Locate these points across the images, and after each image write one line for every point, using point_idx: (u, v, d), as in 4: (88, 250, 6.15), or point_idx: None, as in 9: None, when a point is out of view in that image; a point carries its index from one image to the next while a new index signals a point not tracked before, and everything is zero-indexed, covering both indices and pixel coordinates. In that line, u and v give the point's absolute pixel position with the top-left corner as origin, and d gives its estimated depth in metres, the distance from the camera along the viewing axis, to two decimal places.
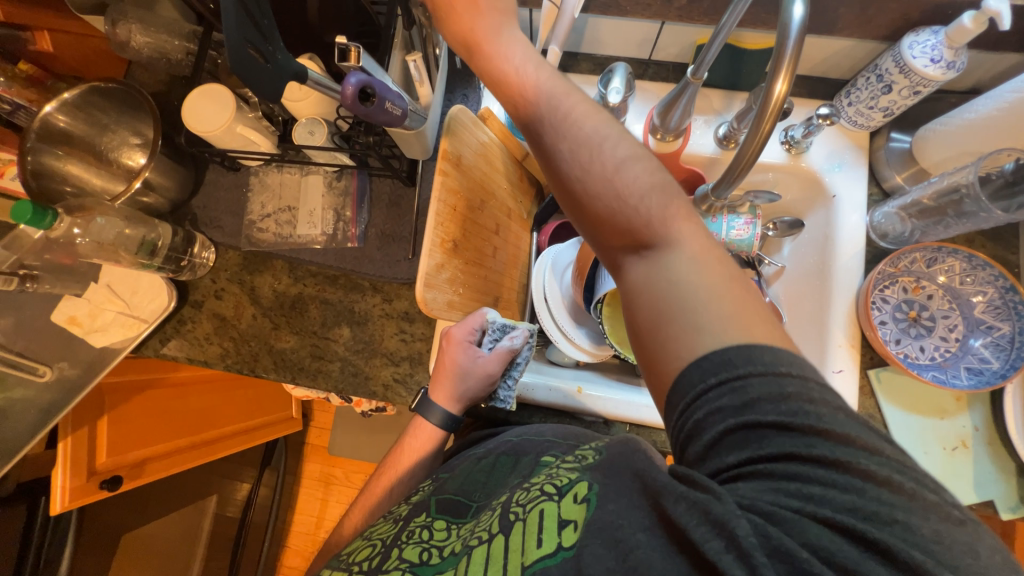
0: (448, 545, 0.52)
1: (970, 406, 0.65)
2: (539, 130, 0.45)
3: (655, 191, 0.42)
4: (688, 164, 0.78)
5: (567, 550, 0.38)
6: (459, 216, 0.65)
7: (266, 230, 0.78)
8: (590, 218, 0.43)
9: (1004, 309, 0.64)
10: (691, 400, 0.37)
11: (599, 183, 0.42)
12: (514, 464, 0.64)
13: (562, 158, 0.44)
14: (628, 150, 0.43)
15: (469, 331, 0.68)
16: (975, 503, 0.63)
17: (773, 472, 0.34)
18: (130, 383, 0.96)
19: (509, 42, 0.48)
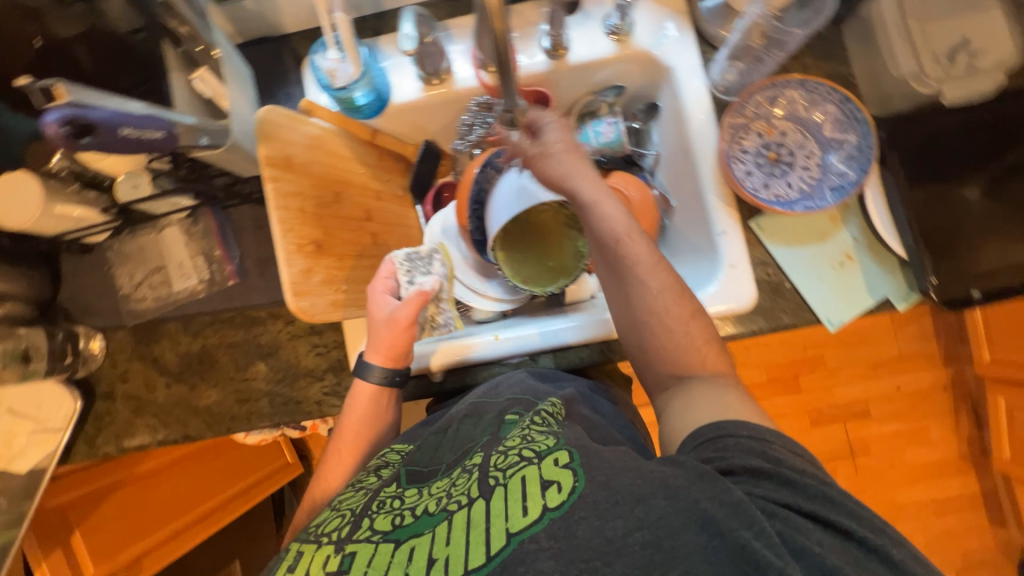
0: (421, 504, 0.54)
1: (845, 221, 0.69)
2: (626, 267, 0.59)
3: (700, 348, 0.58)
4: (530, 87, 0.76)
5: (555, 510, 0.46)
6: (312, 217, 0.63)
7: (144, 298, 0.75)
8: (639, 330, 0.60)
9: (846, 121, 0.67)
10: (724, 438, 0.51)
11: (672, 320, 0.58)
12: (477, 422, 0.66)
13: (630, 288, 0.59)
14: (685, 310, 0.58)
15: (385, 277, 0.69)
16: (873, 305, 0.67)
17: (775, 485, 0.48)
18: (91, 492, 0.95)
19: (610, 204, 0.60)
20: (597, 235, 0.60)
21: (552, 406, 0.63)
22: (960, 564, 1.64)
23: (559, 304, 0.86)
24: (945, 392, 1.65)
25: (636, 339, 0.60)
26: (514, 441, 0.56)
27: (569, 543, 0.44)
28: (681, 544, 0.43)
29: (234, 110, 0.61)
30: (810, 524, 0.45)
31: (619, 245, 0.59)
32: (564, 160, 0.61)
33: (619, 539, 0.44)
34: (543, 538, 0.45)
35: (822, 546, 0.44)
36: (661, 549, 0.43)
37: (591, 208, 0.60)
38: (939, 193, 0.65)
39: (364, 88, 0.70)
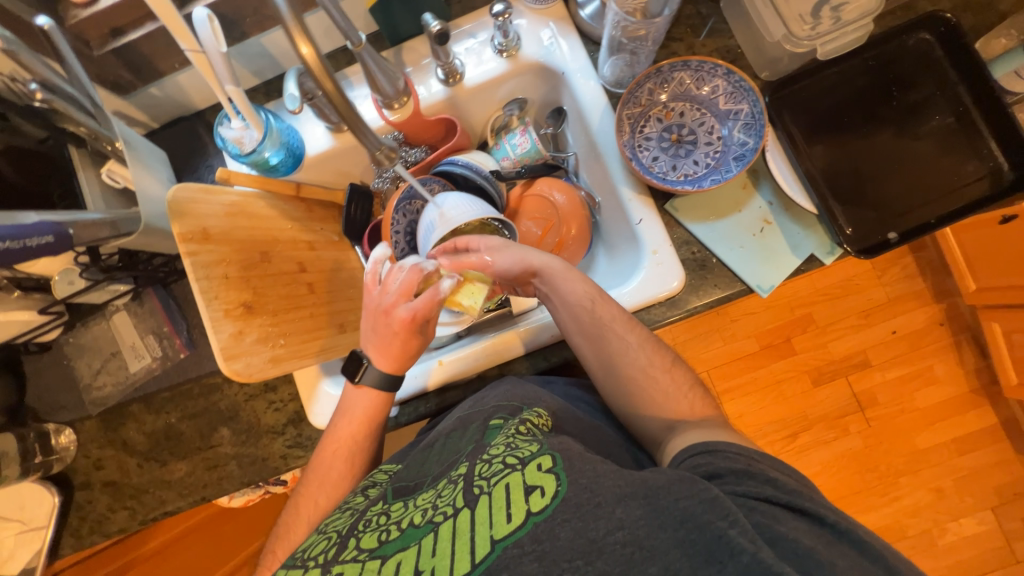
0: (407, 516, 0.53)
1: (757, 187, 0.69)
2: (604, 327, 0.65)
3: (681, 391, 0.63)
4: (435, 116, 0.79)
5: (538, 514, 0.46)
6: (238, 281, 0.65)
7: (104, 385, 0.77)
8: (624, 384, 0.64)
9: (737, 91, 0.67)
10: (716, 451, 0.52)
11: (653, 370, 0.64)
12: (464, 432, 0.64)
13: (611, 345, 0.64)
14: (660, 359, 0.65)
15: (432, 308, 0.63)
16: (800, 264, 0.68)
17: (761, 486, 0.48)
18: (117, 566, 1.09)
19: (577, 273, 0.68)
20: (574, 304, 0.65)
21: (537, 415, 0.61)
22: (996, 501, 1.57)
23: (511, 317, 0.87)
24: (942, 328, 1.62)
25: (626, 391, 0.64)
26: (498, 450, 0.54)
27: (552, 545, 0.44)
28: (658, 542, 0.43)
29: (142, 192, 0.63)
30: (785, 513, 0.46)
31: (597, 309, 0.65)
32: (523, 255, 0.69)
33: (600, 538, 0.44)
34: (525, 542, 0.45)
35: (795, 530, 0.45)
36: (641, 547, 0.43)
37: (563, 286, 0.66)
38: (837, 145, 0.66)
39: (272, 147, 0.73)
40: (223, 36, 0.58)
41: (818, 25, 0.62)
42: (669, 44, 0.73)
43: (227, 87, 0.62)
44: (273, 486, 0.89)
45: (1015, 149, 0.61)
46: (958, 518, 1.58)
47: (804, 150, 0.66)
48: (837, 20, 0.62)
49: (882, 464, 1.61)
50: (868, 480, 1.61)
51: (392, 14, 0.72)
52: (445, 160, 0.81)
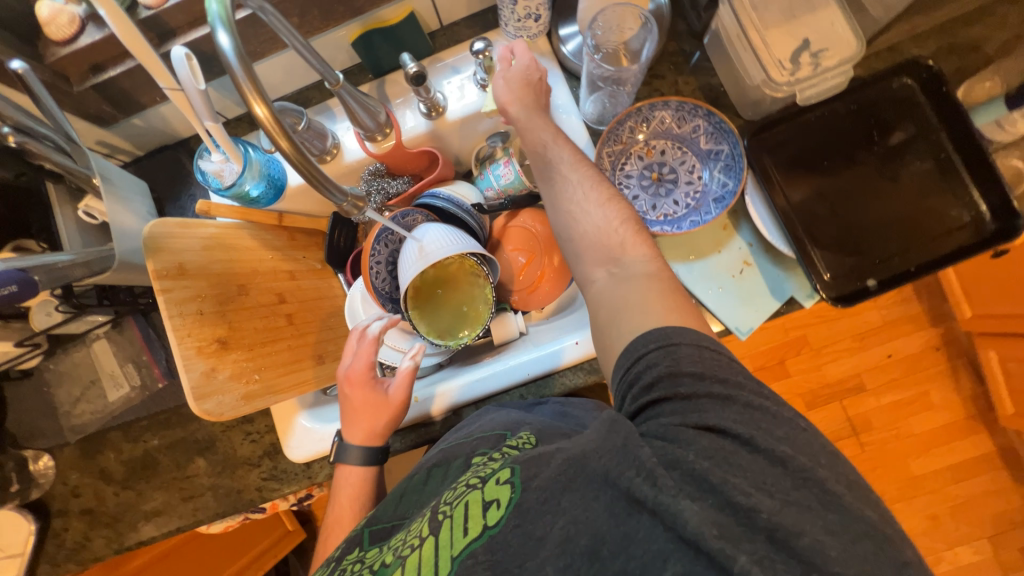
0: (380, 557, 0.53)
1: (737, 228, 0.69)
2: (550, 165, 0.61)
3: (615, 228, 0.57)
4: (416, 148, 0.79)
5: (493, 528, 0.44)
6: (212, 316, 0.65)
7: (82, 413, 0.77)
8: (561, 220, 0.60)
9: (718, 132, 0.67)
10: (634, 361, 0.48)
11: (596, 213, 0.58)
12: (446, 472, 0.61)
13: (556, 184, 0.60)
14: (601, 191, 0.58)
15: (370, 353, 0.70)
16: (779, 306, 0.67)
17: (681, 407, 0.44)
18: None
19: (540, 119, 0.63)
20: (531, 149, 0.63)
21: (520, 439, 0.58)
22: (992, 530, 1.54)
23: (493, 347, 0.86)
24: (938, 353, 1.59)
25: (561, 230, 0.60)
26: (468, 476, 0.53)
27: (504, 554, 0.43)
28: (591, 512, 0.42)
29: (116, 225, 0.63)
30: (692, 433, 0.42)
31: (548, 152, 0.62)
32: (519, 92, 0.64)
33: (545, 535, 0.42)
34: (480, 553, 0.44)
35: (698, 456, 0.41)
36: (580, 523, 0.42)
37: (525, 126, 0.63)
38: (819, 187, 0.65)
39: (252, 180, 0.73)
40: (201, 74, 0.57)
41: (798, 71, 0.61)
42: (652, 80, 0.72)
43: (205, 122, 0.61)
44: (253, 514, 0.89)
45: (998, 195, 0.60)
46: (953, 546, 1.55)
47: (784, 194, 0.65)
48: (817, 66, 0.61)
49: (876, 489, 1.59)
50: None
51: (374, 49, 0.72)
52: (427, 192, 0.80)
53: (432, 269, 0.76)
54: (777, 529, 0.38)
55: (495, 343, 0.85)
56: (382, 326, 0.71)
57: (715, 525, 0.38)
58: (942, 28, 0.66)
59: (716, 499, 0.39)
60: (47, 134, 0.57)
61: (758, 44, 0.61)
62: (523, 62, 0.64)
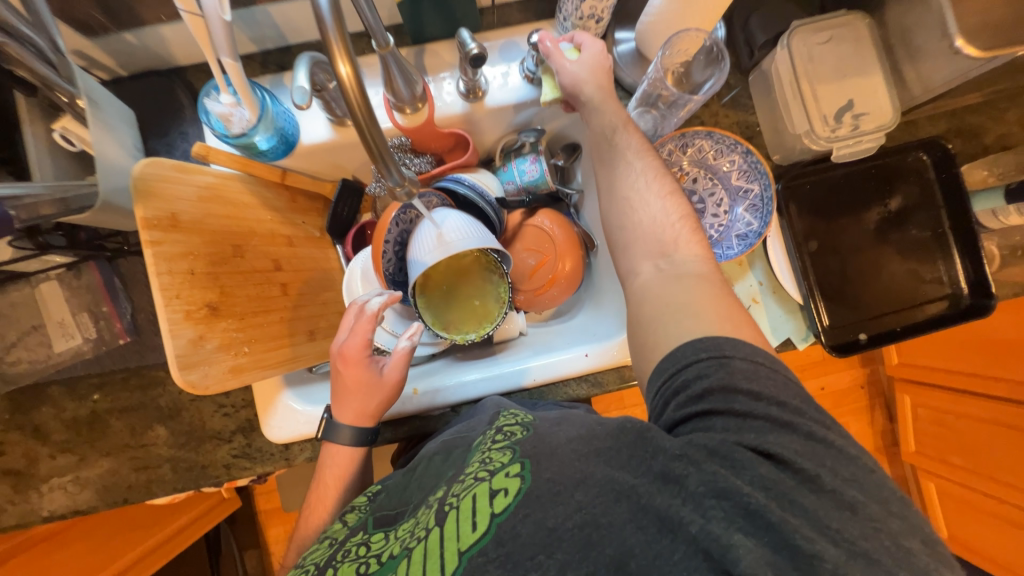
0: (386, 548, 0.50)
1: (751, 265, 0.72)
2: (611, 151, 0.59)
3: (672, 223, 0.55)
4: (446, 128, 0.74)
5: (500, 516, 0.43)
6: (204, 278, 0.58)
7: (16, 363, 0.66)
8: (618, 207, 0.58)
9: (750, 170, 0.69)
10: (679, 367, 0.46)
11: (654, 205, 0.56)
12: (445, 459, 0.59)
13: (615, 170, 0.58)
14: (662, 185, 0.57)
15: (368, 330, 0.63)
16: (776, 344, 0.71)
17: (733, 424, 0.42)
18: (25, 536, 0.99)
19: (607, 103, 0.60)
20: (595, 130, 0.61)
21: (510, 417, 0.56)
22: None
23: (490, 346, 0.84)
24: (861, 391, 1.77)
25: (613, 216, 0.58)
26: (472, 466, 0.50)
27: (515, 545, 0.41)
28: (614, 518, 0.40)
29: (102, 160, 0.54)
30: (749, 456, 0.41)
31: (614, 137, 0.59)
32: (593, 76, 0.60)
33: (558, 526, 0.41)
34: (490, 549, 0.42)
35: (752, 486, 0.39)
36: (598, 527, 0.40)
37: (594, 104, 0.60)
38: (830, 241, 0.70)
39: (264, 132, 0.65)
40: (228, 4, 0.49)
41: (838, 129, 0.64)
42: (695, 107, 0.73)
43: (222, 59, 0.54)
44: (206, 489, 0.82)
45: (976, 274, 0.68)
46: None
47: (801, 244, 0.69)
48: (856, 128, 0.64)
49: None
50: None
51: (421, 14, 0.66)
52: (450, 176, 0.77)
53: (450, 257, 0.73)
54: (827, 567, 0.36)
55: (494, 340, 0.84)
56: (382, 302, 0.64)
57: (770, 565, 0.36)
58: (958, 111, 0.72)
59: (772, 538, 0.37)
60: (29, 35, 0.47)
61: (807, 96, 0.63)
62: (593, 49, 0.60)
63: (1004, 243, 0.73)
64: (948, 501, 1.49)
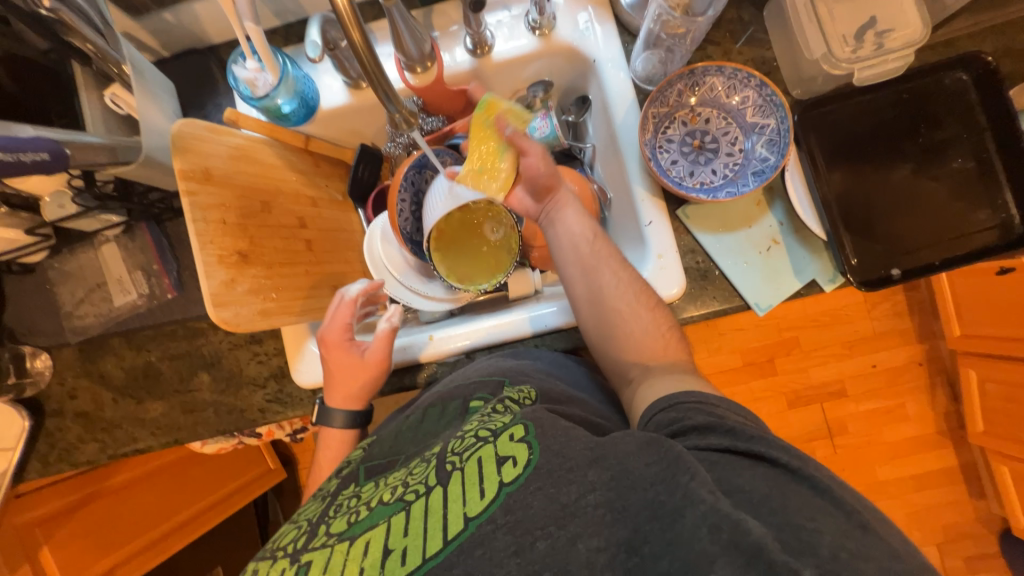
0: (376, 495, 0.49)
1: (771, 205, 0.69)
2: (593, 263, 0.63)
3: (661, 334, 0.60)
4: (456, 87, 0.77)
5: (510, 485, 0.42)
6: (234, 227, 0.63)
7: (86, 315, 0.75)
8: (608, 320, 0.61)
9: (766, 105, 0.67)
10: (672, 403, 0.49)
11: (636, 317, 0.60)
12: (442, 412, 0.60)
13: (600, 280, 0.62)
14: (647, 297, 0.61)
15: (346, 315, 0.69)
16: (801, 287, 0.67)
17: (729, 444, 0.43)
18: (120, 483, 1.05)
19: (580, 220, 0.66)
20: (572, 236, 0.65)
21: (519, 392, 0.56)
22: (941, 537, 1.51)
23: (506, 301, 0.85)
24: (921, 369, 1.54)
25: (603, 329, 0.62)
26: (472, 425, 0.50)
27: (525, 514, 0.40)
28: (628, 504, 0.39)
29: (146, 122, 0.62)
30: (746, 462, 0.42)
31: (592, 240, 0.64)
32: (551, 165, 0.65)
33: (573, 501, 0.40)
34: (499, 515, 0.41)
35: (754, 481, 0.40)
36: (613, 510, 0.39)
37: (564, 215, 0.66)
38: (857, 175, 0.66)
39: (286, 94, 0.71)
40: None
41: (859, 48, 0.63)
42: (706, 46, 0.71)
43: (246, 24, 0.58)
44: (246, 438, 0.89)
45: None
46: None
47: (824, 174, 0.66)
48: (881, 45, 0.63)
49: None
50: None
51: None
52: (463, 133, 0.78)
53: (456, 213, 0.75)
54: (841, 549, 0.36)
55: (510, 297, 0.84)
56: (360, 289, 0.71)
57: (777, 541, 0.36)
58: (1001, 29, 0.66)
59: (775, 520, 0.38)
60: (86, 9, 0.55)
61: (823, 15, 0.62)
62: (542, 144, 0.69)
63: None
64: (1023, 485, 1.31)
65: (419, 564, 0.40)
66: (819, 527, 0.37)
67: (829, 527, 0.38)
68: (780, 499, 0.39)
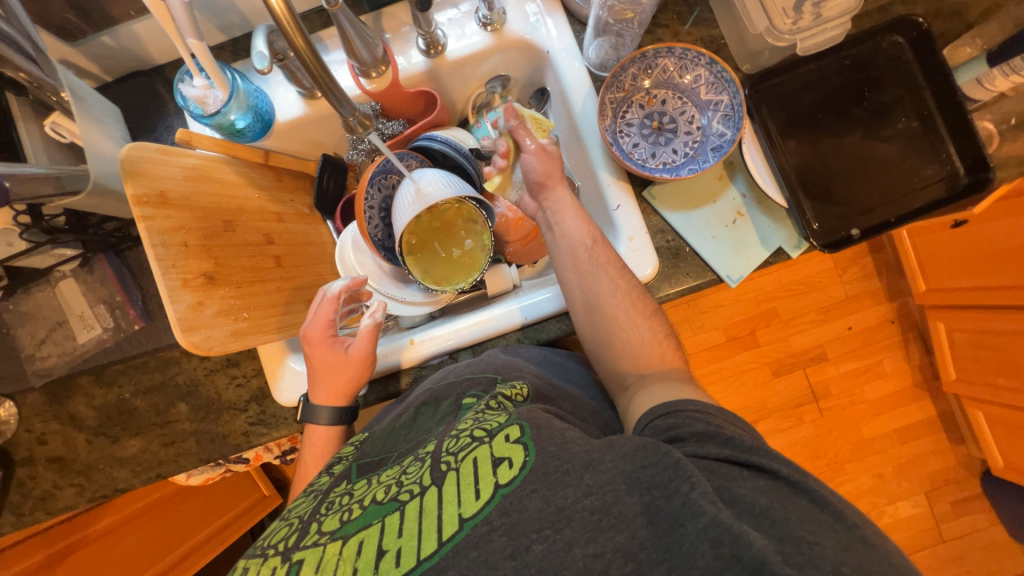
0: (370, 493, 0.48)
1: (732, 179, 0.71)
2: (593, 272, 0.63)
3: (658, 341, 0.61)
4: (413, 89, 0.77)
5: (507, 486, 0.41)
6: (198, 250, 0.61)
7: (48, 355, 0.72)
8: (603, 325, 0.62)
9: (718, 82, 0.69)
10: (671, 410, 0.49)
11: (634, 326, 0.62)
12: (435, 411, 0.59)
13: (599, 289, 0.62)
14: (642, 306, 0.62)
15: (329, 312, 0.68)
16: (769, 256, 0.69)
17: (729, 455, 0.43)
18: (106, 527, 1.02)
19: (580, 226, 0.65)
20: (571, 241, 0.65)
21: (512, 388, 0.56)
22: (928, 486, 1.57)
23: (486, 299, 0.85)
24: (893, 326, 1.59)
25: (602, 335, 0.63)
26: (466, 423, 0.49)
27: (521, 517, 0.40)
28: (625, 508, 0.39)
29: (91, 148, 0.59)
30: (746, 473, 0.42)
31: (591, 247, 0.64)
32: (551, 165, 0.67)
33: (568, 505, 0.40)
34: (494, 517, 0.40)
35: (754, 492, 0.40)
36: (609, 514, 0.39)
37: (563, 220, 0.66)
38: (810, 143, 0.68)
39: (238, 109, 0.68)
40: None
41: (799, 20, 0.64)
42: (655, 29, 0.72)
43: (189, 41, 0.56)
44: (234, 465, 0.87)
45: (972, 155, 0.65)
46: (894, 501, 1.56)
47: (779, 145, 0.68)
48: (818, 16, 0.64)
49: (830, 451, 1.58)
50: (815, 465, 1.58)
51: None
52: (423, 135, 0.78)
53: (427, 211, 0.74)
54: (842, 563, 0.36)
55: (489, 295, 0.84)
56: (342, 286, 0.69)
57: (778, 553, 0.36)
58: None
59: (776, 531, 0.38)
60: (15, 36, 0.53)
61: None
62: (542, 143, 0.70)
63: (998, 118, 0.70)
64: (999, 427, 1.37)
65: (413, 564, 0.40)
66: (820, 540, 0.38)
67: (831, 540, 0.38)
68: (781, 511, 0.39)
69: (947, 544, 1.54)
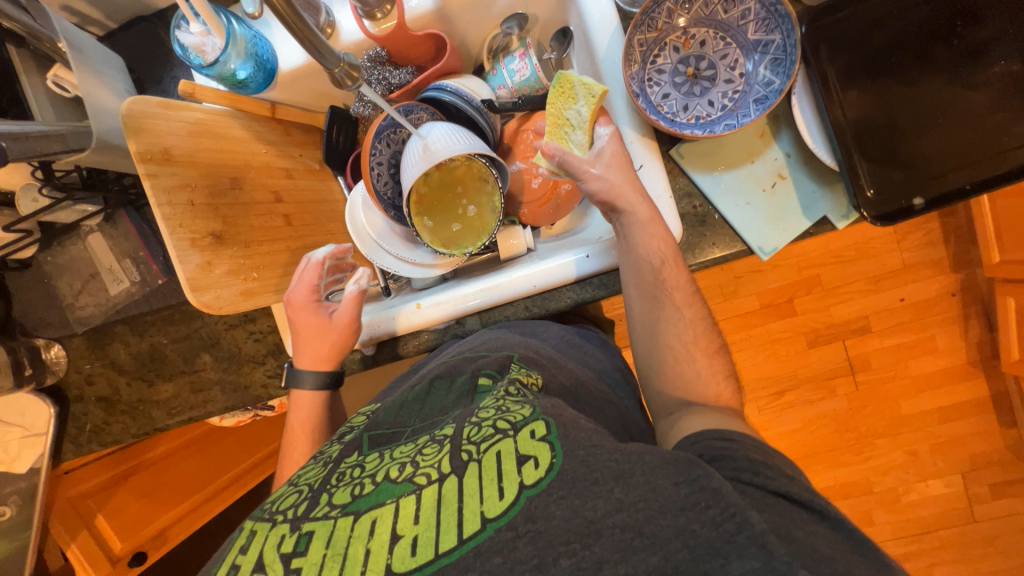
0: (383, 470, 0.47)
1: (776, 136, 0.62)
2: (660, 296, 0.59)
3: (715, 380, 0.56)
4: (420, 31, 0.70)
5: (532, 488, 0.40)
6: (204, 209, 0.61)
7: (86, 305, 0.77)
8: (658, 351, 0.60)
9: (770, 18, 0.59)
10: (728, 434, 0.47)
11: (692, 364, 0.57)
12: (450, 386, 0.58)
13: (661, 315, 0.59)
14: (704, 343, 0.58)
15: (312, 278, 0.68)
16: (809, 227, 0.62)
17: (791, 492, 0.41)
18: (160, 455, 1.12)
19: (656, 244, 0.59)
20: (640, 258, 0.59)
21: (526, 374, 0.55)
22: (967, 466, 1.49)
23: (498, 262, 0.82)
24: (954, 300, 1.44)
25: (655, 362, 0.60)
26: (487, 412, 0.47)
27: (547, 525, 0.38)
28: (658, 529, 0.37)
29: (91, 101, 0.59)
30: (807, 517, 0.40)
31: (660, 267, 0.59)
32: (628, 176, 0.61)
33: (598, 519, 0.38)
34: (519, 523, 0.39)
35: (817, 538, 0.38)
36: (641, 535, 0.37)
37: (634, 236, 0.60)
38: (882, 94, 0.58)
39: (238, 58, 0.65)
40: None
41: None
42: None
43: None
44: (263, 410, 0.93)
45: None
46: (925, 479, 1.50)
47: (837, 95, 0.58)
48: None
49: (862, 425, 1.51)
50: (843, 440, 1.53)
51: None
52: (432, 85, 0.72)
53: (431, 172, 0.70)
54: None
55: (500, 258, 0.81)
56: (327, 252, 0.70)
57: None
58: None
59: None
60: None
61: None
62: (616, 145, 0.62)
63: None
64: None
65: (431, 557, 0.39)
66: None
67: None
68: (845, 563, 0.37)
69: (978, 524, 1.48)
